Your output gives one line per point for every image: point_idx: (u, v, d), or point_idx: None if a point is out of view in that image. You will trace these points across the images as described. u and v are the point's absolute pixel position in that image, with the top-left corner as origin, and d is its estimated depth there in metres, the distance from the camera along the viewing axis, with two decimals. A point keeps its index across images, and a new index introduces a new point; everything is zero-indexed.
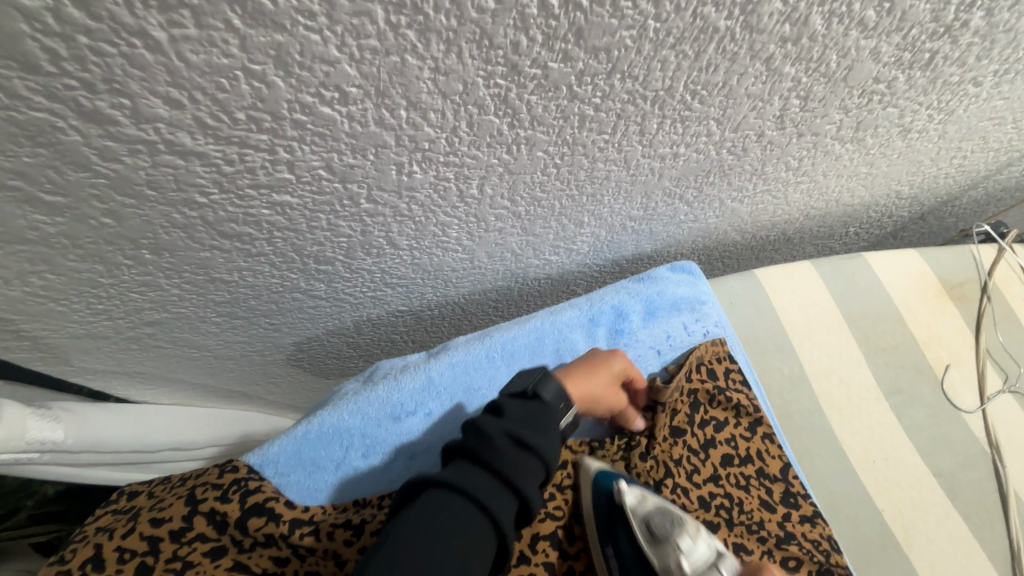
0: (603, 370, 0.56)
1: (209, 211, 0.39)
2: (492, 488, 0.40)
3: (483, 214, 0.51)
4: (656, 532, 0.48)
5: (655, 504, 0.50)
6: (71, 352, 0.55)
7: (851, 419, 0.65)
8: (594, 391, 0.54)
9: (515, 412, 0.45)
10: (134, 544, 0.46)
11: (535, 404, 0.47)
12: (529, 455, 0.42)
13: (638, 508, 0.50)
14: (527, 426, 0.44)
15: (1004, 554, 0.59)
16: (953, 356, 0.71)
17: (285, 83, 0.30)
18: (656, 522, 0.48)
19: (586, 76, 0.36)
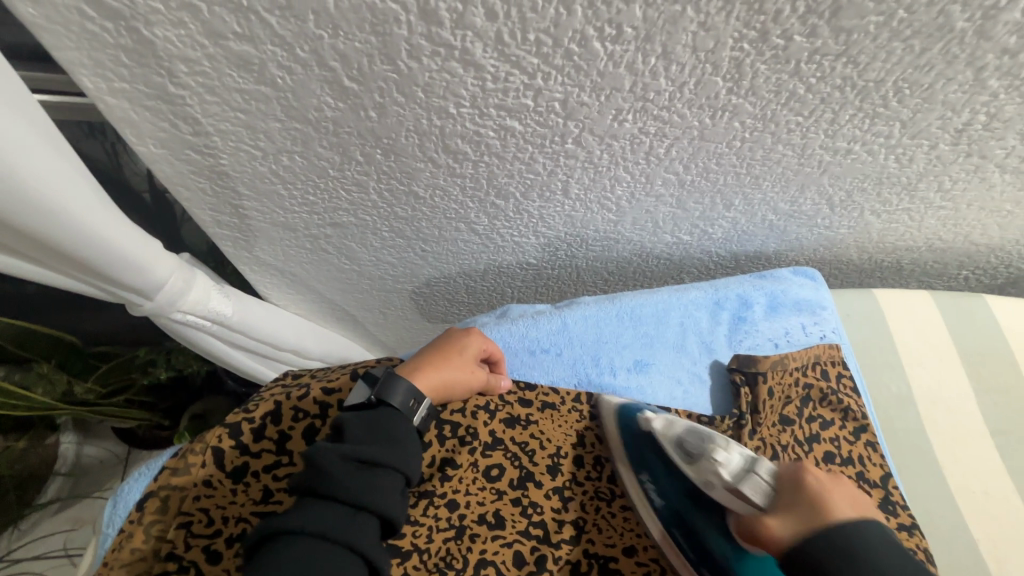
0: (452, 348, 0.54)
1: (450, 123, 0.45)
2: (341, 518, 0.39)
3: (654, 176, 0.55)
4: (690, 450, 0.46)
5: (686, 427, 0.49)
6: (259, 238, 0.62)
7: (951, 449, 0.66)
8: (438, 378, 0.52)
9: (360, 429, 0.44)
10: (307, 406, 0.51)
11: (381, 413, 0.46)
12: (377, 475, 0.41)
13: (670, 432, 0.49)
14: (373, 442, 0.43)
15: None
16: None
17: (583, 14, 0.35)
18: (688, 441, 0.47)
19: (817, 55, 0.40)
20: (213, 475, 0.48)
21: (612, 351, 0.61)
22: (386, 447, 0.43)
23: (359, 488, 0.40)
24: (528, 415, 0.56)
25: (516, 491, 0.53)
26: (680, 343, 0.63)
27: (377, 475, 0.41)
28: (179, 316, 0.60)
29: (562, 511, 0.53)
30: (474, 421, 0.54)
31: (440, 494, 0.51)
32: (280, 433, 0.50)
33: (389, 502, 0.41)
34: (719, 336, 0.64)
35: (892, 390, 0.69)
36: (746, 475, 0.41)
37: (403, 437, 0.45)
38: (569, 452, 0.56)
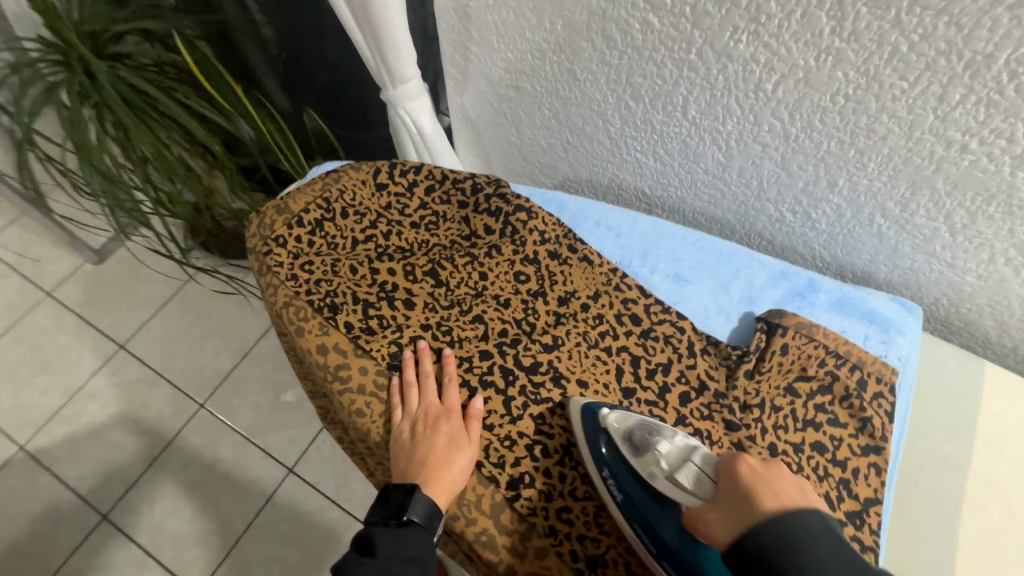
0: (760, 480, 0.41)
1: (612, 8, 0.62)
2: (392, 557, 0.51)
3: (761, 117, 0.63)
4: (638, 444, 0.52)
5: (637, 422, 0.54)
6: (468, 85, 0.88)
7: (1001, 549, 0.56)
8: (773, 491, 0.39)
9: (387, 545, 0.52)
10: (437, 172, 0.73)
11: (411, 526, 0.53)
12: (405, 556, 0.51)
13: (622, 428, 0.54)
14: (398, 556, 0.51)
15: None
16: None
17: None
18: (636, 436, 0.53)
19: (917, 7, 0.46)
20: (366, 182, 0.72)
21: (660, 256, 0.70)
22: (410, 556, 0.52)
23: (397, 553, 0.51)
24: (568, 256, 0.69)
25: (529, 296, 0.67)
26: (726, 282, 0.69)
27: (412, 536, 0.53)
28: (402, 115, 0.90)
29: (551, 326, 0.65)
30: (526, 232, 0.69)
31: (478, 263, 0.68)
32: (412, 179, 0.73)
33: (422, 546, 0.53)
34: (767, 296, 0.68)
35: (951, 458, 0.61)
36: (682, 463, 0.48)
37: (422, 540, 0.53)
38: (581, 297, 0.67)
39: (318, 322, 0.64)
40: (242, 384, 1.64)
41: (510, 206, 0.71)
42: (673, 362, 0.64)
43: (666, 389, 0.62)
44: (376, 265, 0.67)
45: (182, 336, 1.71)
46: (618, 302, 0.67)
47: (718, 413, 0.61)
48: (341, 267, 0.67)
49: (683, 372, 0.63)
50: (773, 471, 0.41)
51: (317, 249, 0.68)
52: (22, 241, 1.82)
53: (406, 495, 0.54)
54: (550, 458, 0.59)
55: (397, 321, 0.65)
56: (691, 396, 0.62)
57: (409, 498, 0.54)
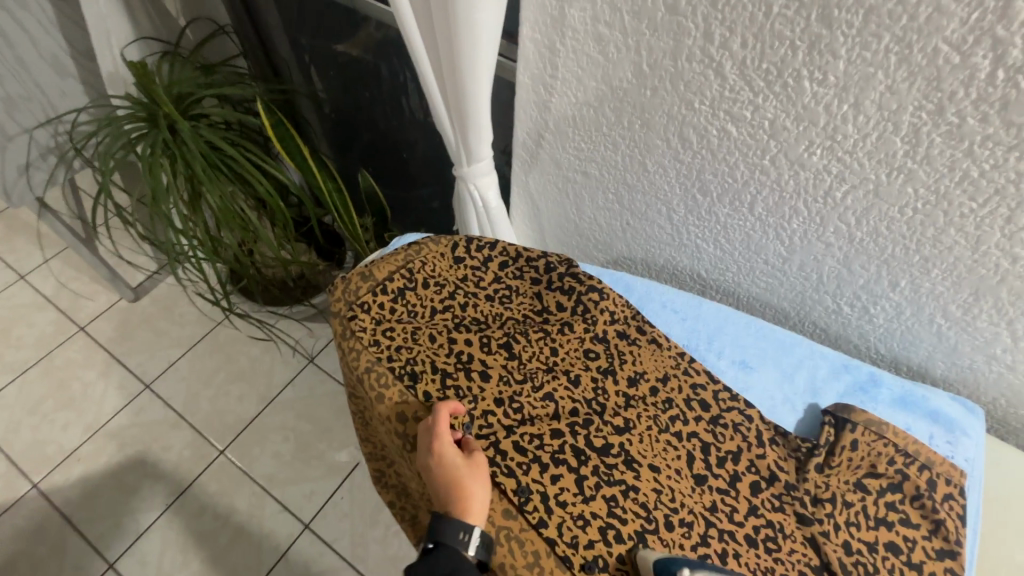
0: None
1: (693, 115, 0.68)
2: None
3: (828, 220, 0.68)
4: None
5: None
6: (536, 166, 0.95)
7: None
8: None
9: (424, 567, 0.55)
10: (511, 249, 0.77)
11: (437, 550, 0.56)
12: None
13: (708, 567, 0.52)
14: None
15: None
16: None
17: (803, 57, 0.56)
18: None
19: (990, 141, 0.51)
20: (444, 254, 0.76)
21: (726, 342, 0.73)
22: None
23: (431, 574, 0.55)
24: (638, 338, 0.72)
25: (599, 375, 0.69)
26: (790, 372, 0.71)
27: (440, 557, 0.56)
28: (470, 189, 0.96)
29: (621, 408, 0.67)
30: (597, 313, 0.72)
31: (550, 340, 0.71)
32: (487, 254, 0.77)
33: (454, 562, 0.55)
34: (832, 388, 0.70)
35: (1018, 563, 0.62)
36: None
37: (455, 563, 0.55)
38: (651, 380, 0.69)
39: (398, 390, 0.66)
40: (266, 429, 1.57)
41: (582, 285, 0.74)
42: (742, 450, 0.65)
43: (736, 478, 0.63)
44: (454, 336, 0.70)
45: (206, 378, 1.63)
46: (687, 386, 0.69)
47: (790, 506, 0.61)
48: (419, 336, 0.70)
49: (753, 461, 0.64)
50: None
51: (396, 316, 0.71)
52: (52, 270, 1.78)
53: (439, 521, 0.57)
54: (624, 544, 0.59)
55: (473, 392, 0.66)
56: (762, 486, 0.62)
57: (443, 524, 0.57)
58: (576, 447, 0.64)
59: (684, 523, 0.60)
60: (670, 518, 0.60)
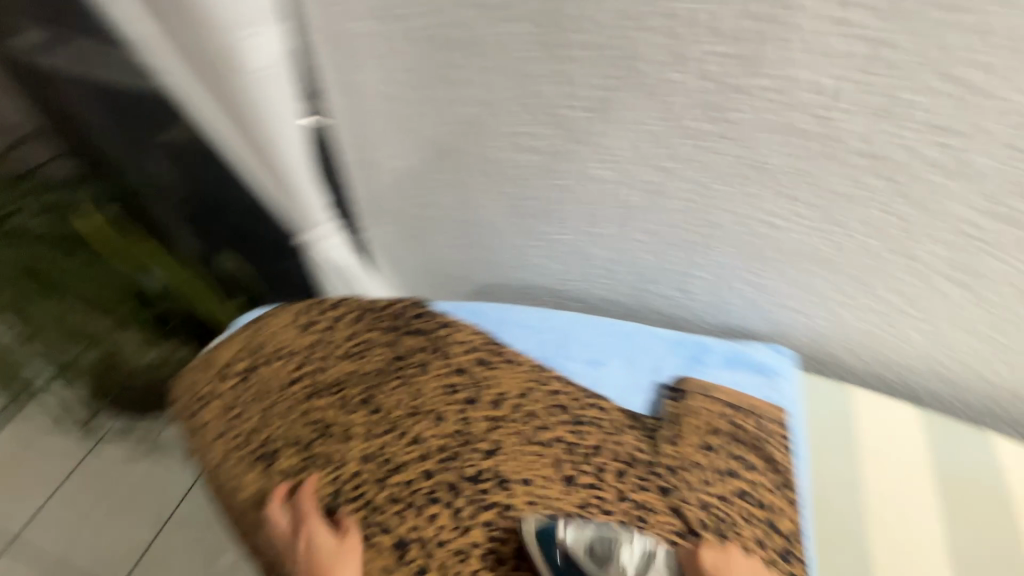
0: None
1: (494, 150, 0.76)
2: None
3: (630, 220, 0.77)
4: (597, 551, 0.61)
5: (594, 532, 0.62)
6: (381, 220, 0.98)
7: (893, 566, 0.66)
8: None
9: None
10: (361, 303, 0.78)
11: None
12: None
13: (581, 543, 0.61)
14: None
15: None
16: None
17: (560, 90, 0.64)
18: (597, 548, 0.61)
19: (714, 135, 0.62)
20: (295, 324, 0.76)
21: (574, 346, 0.78)
22: None
23: None
24: (494, 361, 0.75)
25: (463, 405, 0.71)
26: (634, 360, 0.77)
27: None
28: (320, 255, 0.96)
29: (489, 433, 0.69)
30: (453, 346, 0.75)
31: (411, 382, 0.72)
32: (338, 313, 0.78)
33: None
34: (670, 365, 0.77)
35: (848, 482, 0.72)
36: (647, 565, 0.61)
37: None
38: (513, 399, 0.72)
39: (262, 474, 0.66)
40: (162, 557, 1.39)
41: (434, 324, 0.77)
42: (605, 442, 0.70)
43: (604, 471, 0.68)
44: (313, 404, 0.70)
45: (81, 517, 1.43)
46: (548, 396, 0.73)
47: (654, 484, 0.67)
48: (277, 412, 0.69)
49: (616, 450, 0.69)
50: None
51: (251, 399, 0.71)
52: None
53: None
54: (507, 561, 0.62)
55: (339, 455, 0.66)
56: (626, 472, 0.67)
57: None
58: (450, 482, 0.65)
59: (561, 527, 0.63)
60: (548, 525, 0.63)
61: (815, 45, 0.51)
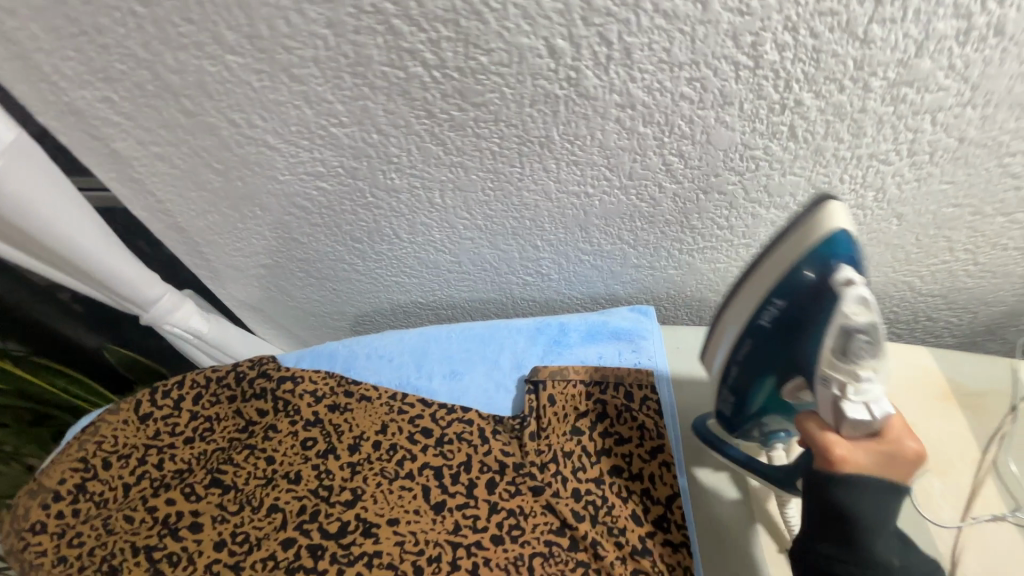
0: (877, 446, 0.44)
1: (287, 187, 0.70)
2: None
3: (452, 221, 0.73)
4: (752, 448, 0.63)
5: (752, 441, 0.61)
6: (225, 278, 0.91)
7: (774, 513, 0.64)
8: (865, 461, 0.44)
9: None
10: (198, 378, 0.73)
11: None
12: None
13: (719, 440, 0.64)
14: None
15: None
16: (948, 471, 0.63)
17: (312, 112, 0.59)
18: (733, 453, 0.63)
19: (481, 121, 0.58)
20: (128, 419, 0.71)
21: (433, 362, 0.75)
22: None
23: None
24: (346, 402, 0.70)
25: (319, 458, 0.67)
26: (496, 359, 0.75)
27: None
28: (172, 329, 0.91)
29: (348, 480, 0.66)
30: (298, 398, 0.70)
31: (262, 449, 0.68)
32: (175, 395, 0.72)
33: None
34: (532, 354, 0.75)
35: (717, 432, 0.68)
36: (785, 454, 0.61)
37: None
38: (370, 436, 0.68)
39: None
40: None
41: (273, 380, 0.71)
42: (471, 456, 0.66)
43: (473, 485, 0.65)
44: (154, 503, 0.65)
45: None
46: (405, 423, 0.69)
47: (528, 488, 0.64)
48: (115, 523, 0.64)
49: (483, 461, 0.66)
50: (901, 459, 0.43)
51: (88, 518, 0.65)
52: None
53: None
54: None
55: (189, 549, 0.62)
56: (495, 479, 0.65)
57: None
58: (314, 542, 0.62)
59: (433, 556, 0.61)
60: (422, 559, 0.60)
61: (515, 8, 0.47)
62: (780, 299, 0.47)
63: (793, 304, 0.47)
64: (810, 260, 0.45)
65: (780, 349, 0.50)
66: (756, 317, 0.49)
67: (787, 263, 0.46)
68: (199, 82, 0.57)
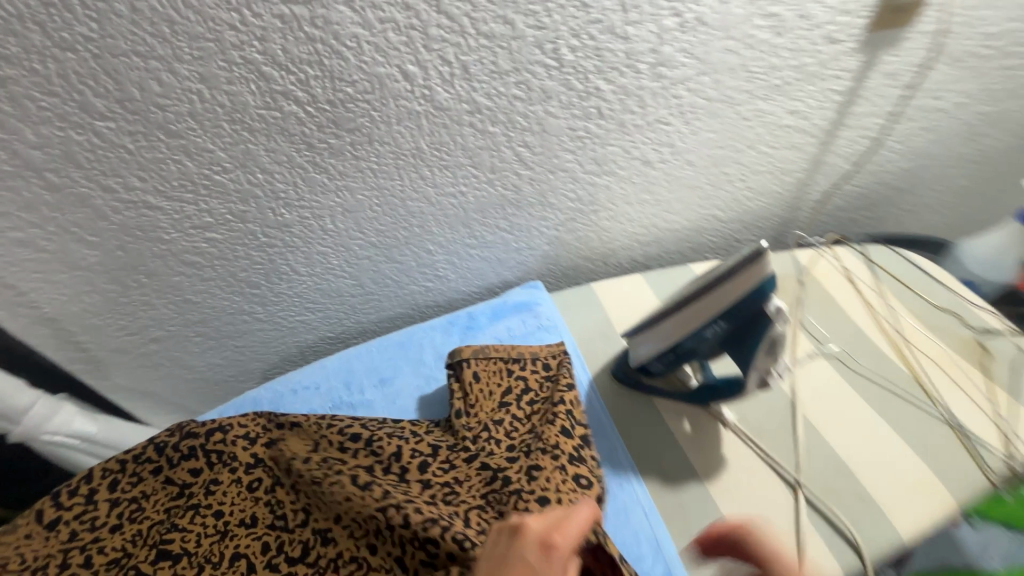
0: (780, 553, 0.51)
1: (174, 245, 0.71)
2: None
3: (347, 244, 0.79)
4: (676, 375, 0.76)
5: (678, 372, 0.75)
6: (108, 365, 0.86)
7: (684, 416, 0.75)
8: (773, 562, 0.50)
9: None
10: (112, 464, 0.68)
11: None
12: None
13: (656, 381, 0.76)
14: None
15: (785, 511, 0.66)
16: None
17: (193, 164, 0.63)
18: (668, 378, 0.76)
19: (357, 145, 0.66)
20: (36, 531, 0.64)
21: (360, 376, 0.79)
22: None
23: None
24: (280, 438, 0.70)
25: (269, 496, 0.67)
26: (420, 357, 0.81)
27: None
28: (49, 438, 0.82)
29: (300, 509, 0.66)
30: (229, 445, 0.69)
31: (207, 505, 0.66)
32: (88, 488, 0.67)
33: None
34: (451, 344, 0.83)
35: (626, 364, 0.78)
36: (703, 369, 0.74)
37: None
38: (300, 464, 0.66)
39: None
40: None
41: (201, 436, 0.69)
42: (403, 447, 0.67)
43: (406, 471, 0.65)
44: None
45: None
46: (339, 439, 0.69)
47: (464, 462, 0.67)
48: None
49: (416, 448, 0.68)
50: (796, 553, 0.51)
51: None
52: None
53: None
54: None
55: None
56: (427, 462, 0.66)
57: None
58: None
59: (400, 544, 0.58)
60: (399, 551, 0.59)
61: (368, 44, 0.57)
62: (723, 320, 0.58)
63: (730, 321, 0.58)
64: (748, 300, 0.55)
65: (721, 345, 0.63)
66: (702, 329, 0.60)
67: (730, 297, 0.56)
68: (65, 153, 0.58)
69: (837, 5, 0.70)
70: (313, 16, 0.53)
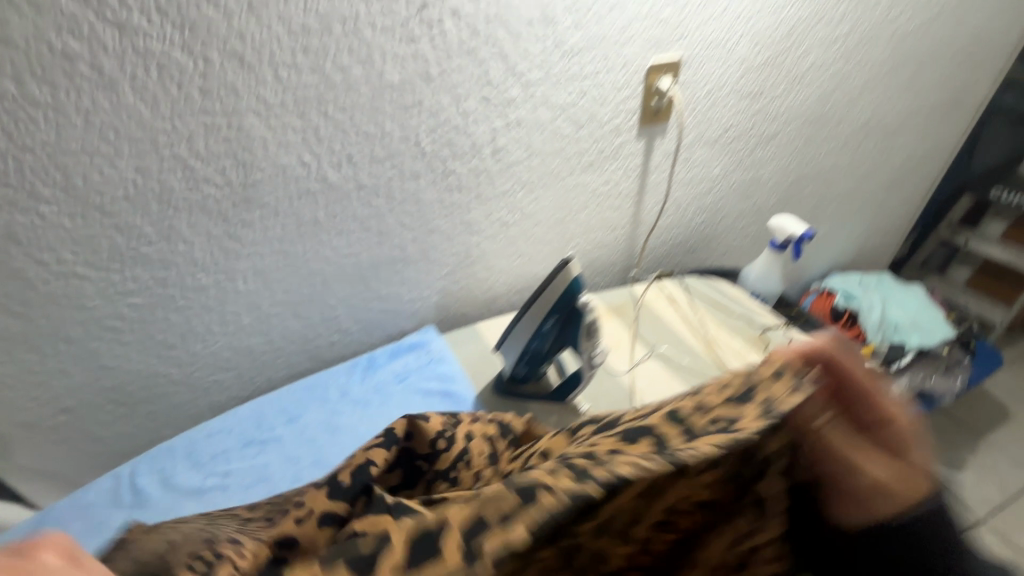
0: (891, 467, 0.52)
1: (96, 311, 0.81)
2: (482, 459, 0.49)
3: (258, 302, 0.93)
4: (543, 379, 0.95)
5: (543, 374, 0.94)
6: (11, 443, 0.88)
7: (549, 414, 0.92)
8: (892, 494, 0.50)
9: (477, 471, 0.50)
10: None
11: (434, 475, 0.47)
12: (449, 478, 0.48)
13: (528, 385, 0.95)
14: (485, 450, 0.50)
15: None
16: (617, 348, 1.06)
17: (122, 237, 0.76)
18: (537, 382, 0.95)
19: (265, 217, 0.84)
20: None
21: (271, 417, 0.89)
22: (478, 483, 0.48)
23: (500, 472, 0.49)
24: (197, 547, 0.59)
25: None
26: (325, 395, 0.93)
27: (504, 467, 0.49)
28: None
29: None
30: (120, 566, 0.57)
31: None
32: None
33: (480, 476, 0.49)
34: (354, 381, 0.96)
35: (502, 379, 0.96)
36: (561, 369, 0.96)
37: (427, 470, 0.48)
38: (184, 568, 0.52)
39: None
40: None
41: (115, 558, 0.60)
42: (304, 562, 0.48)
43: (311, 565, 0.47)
44: None
45: None
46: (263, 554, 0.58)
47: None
48: None
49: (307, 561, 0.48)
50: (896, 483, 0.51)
51: None
52: None
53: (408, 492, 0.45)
54: None
55: None
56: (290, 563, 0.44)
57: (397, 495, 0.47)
58: None
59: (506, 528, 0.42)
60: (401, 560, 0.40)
61: (272, 142, 0.78)
62: (556, 312, 0.79)
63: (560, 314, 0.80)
64: (568, 294, 0.78)
65: (560, 337, 0.83)
66: (542, 323, 0.80)
67: (555, 295, 0.78)
68: (7, 233, 0.70)
69: (614, 109, 1.03)
70: (229, 123, 0.74)
